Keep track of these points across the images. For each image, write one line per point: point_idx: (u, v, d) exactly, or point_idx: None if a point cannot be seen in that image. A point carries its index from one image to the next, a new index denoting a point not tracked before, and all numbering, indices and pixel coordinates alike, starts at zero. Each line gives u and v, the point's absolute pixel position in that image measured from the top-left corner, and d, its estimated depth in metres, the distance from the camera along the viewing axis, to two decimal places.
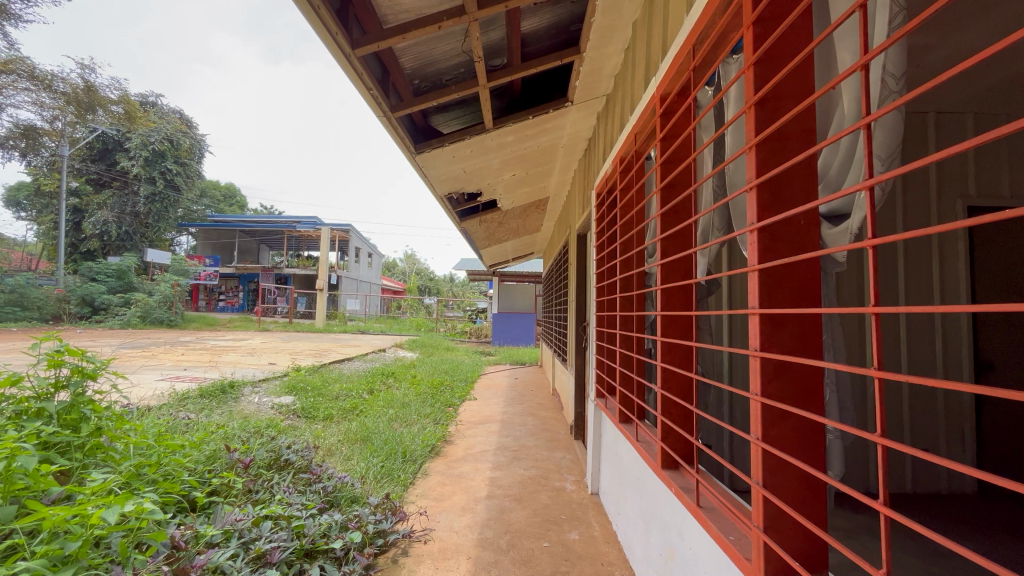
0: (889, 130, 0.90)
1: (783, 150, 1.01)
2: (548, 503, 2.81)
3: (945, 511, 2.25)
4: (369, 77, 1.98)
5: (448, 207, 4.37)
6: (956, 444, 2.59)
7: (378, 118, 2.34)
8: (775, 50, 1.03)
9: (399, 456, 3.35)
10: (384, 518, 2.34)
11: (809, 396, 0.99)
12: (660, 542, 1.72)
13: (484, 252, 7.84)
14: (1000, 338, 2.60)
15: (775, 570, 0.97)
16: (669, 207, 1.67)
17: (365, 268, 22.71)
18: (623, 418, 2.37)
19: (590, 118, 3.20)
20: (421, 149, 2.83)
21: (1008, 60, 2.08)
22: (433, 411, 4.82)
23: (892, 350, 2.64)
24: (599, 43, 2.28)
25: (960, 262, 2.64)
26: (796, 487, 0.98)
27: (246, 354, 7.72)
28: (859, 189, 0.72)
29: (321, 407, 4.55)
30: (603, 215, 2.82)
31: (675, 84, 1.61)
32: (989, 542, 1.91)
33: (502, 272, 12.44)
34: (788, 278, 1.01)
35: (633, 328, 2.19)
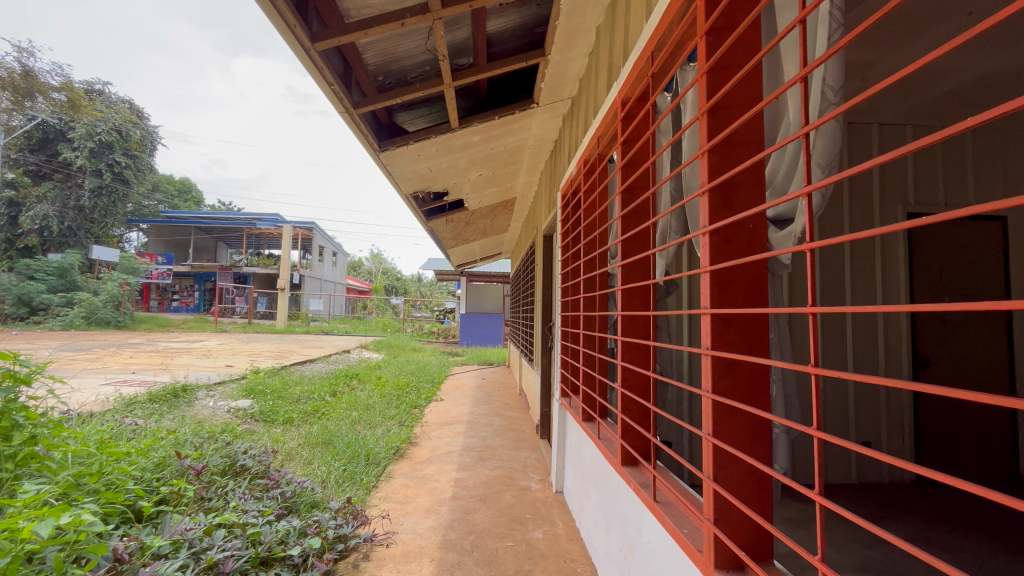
0: (828, 140, 0.95)
1: (733, 157, 1.06)
2: (512, 502, 2.82)
3: (886, 501, 2.39)
4: (330, 71, 1.93)
5: (414, 207, 4.32)
6: (896, 437, 2.76)
7: (340, 114, 2.29)
8: (726, 59, 1.07)
9: (362, 459, 3.29)
10: (345, 523, 2.30)
11: (756, 392, 1.03)
12: (620, 537, 1.75)
13: (452, 252, 7.82)
14: (934, 335, 2.79)
15: (725, 561, 1.01)
16: (629, 209, 1.71)
17: (329, 268, 22.22)
18: (586, 417, 2.41)
19: (556, 120, 3.23)
20: (385, 147, 2.79)
21: (942, 76, 2.24)
22: (398, 413, 4.76)
23: (838, 347, 2.79)
24: (563, 46, 2.31)
25: (900, 265, 2.81)
26: (743, 480, 1.02)
27: (201, 357, 7.39)
28: (800, 196, 0.76)
29: (281, 410, 4.42)
30: (568, 216, 2.85)
31: (635, 89, 1.65)
32: (923, 530, 2.05)
33: (470, 271, 12.40)
34: (738, 280, 1.05)
35: (596, 328, 2.24)
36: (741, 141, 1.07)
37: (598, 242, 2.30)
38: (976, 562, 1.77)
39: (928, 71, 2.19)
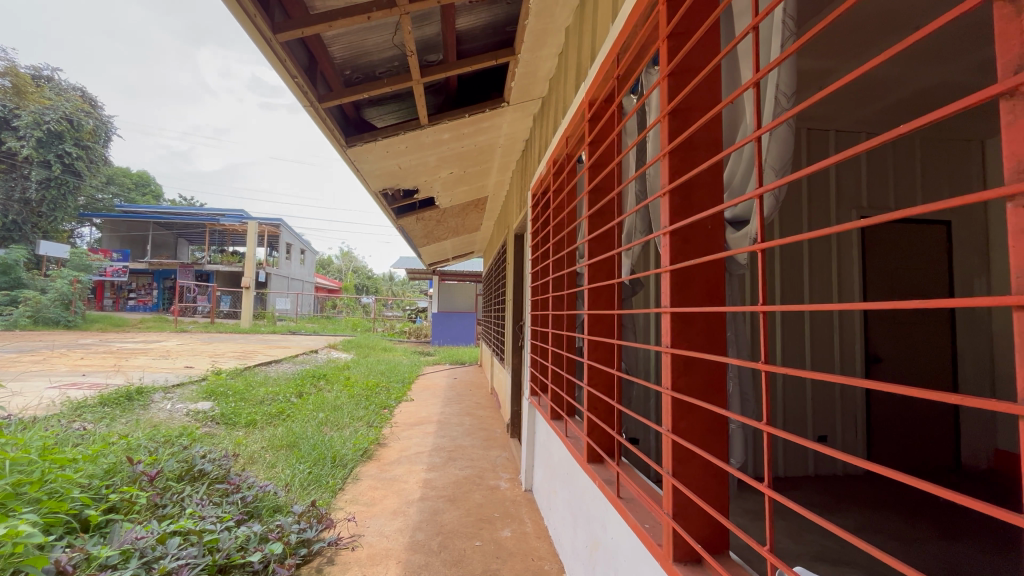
0: (781, 143, 0.97)
1: (693, 158, 1.08)
2: (481, 502, 2.81)
3: (839, 492, 2.50)
4: (293, 63, 1.87)
5: (383, 203, 4.25)
6: (849, 431, 2.88)
7: (305, 108, 2.23)
8: (686, 63, 1.09)
9: (328, 461, 3.22)
10: (308, 527, 2.24)
11: (715, 389, 1.05)
12: (586, 534, 1.77)
13: (423, 251, 7.75)
14: (886, 333, 2.91)
15: (683, 553, 1.03)
16: (595, 209, 1.73)
17: (297, 266, 21.65)
18: (554, 415, 2.43)
19: (526, 119, 3.24)
20: (352, 143, 2.73)
21: (894, 85, 2.36)
22: (367, 414, 4.68)
23: (796, 345, 2.89)
24: (533, 45, 2.31)
25: (854, 266, 2.93)
26: (702, 475, 1.04)
27: (159, 358, 7.10)
28: (752, 197, 0.78)
29: (243, 413, 4.27)
30: (537, 216, 2.86)
31: (602, 91, 1.67)
32: (873, 519, 2.15)
33: (443, 270, 12.30)
34: (697, 279, 1.07)
35: (564, 327, 2.26)
36: (699, 143, 1.10)
37: (566, 241, 2.32)
38: (919, 549, 1.88)
39: (881, 80, 2.30)
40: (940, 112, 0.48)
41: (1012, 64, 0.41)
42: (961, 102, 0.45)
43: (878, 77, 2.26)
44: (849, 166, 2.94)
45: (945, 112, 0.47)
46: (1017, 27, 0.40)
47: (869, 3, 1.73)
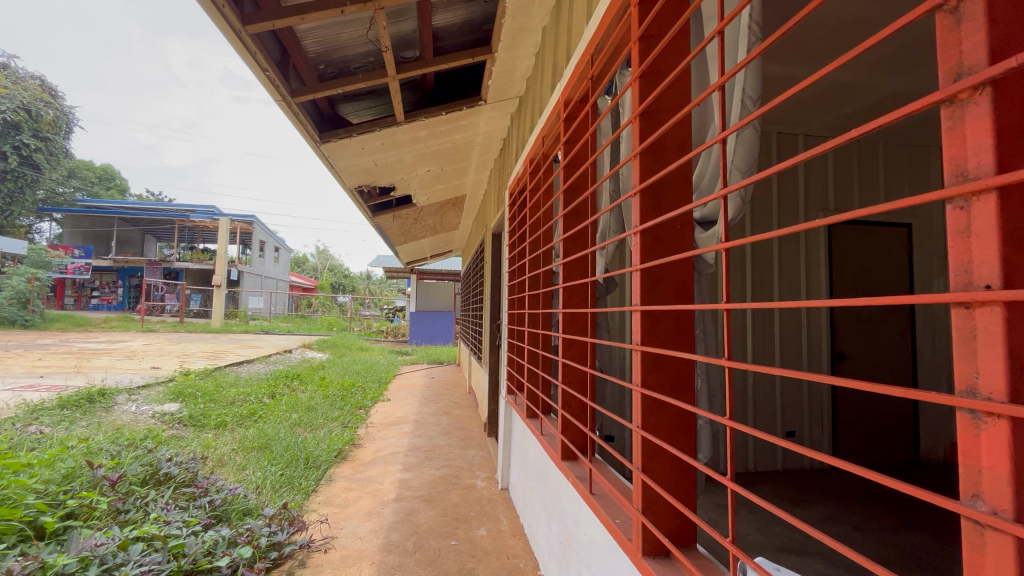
0: (747, 146, 0.99)
1: (663, 159, 1.10)
2: (457, 501, 2.80)
3: (806, 485, 2.58)
4: (263, 56, 1.83)
5: (359, 200, 4.19)
6: (816, 426, 2.97)
7: (277, 102, 2.18)
8: (657, 66, 1.11)
9: (301, 463, 3.16)
10: (279, 530, 2.20)
11: (683, 386, 1.08)
12: (560, 530, 1.78)
13: (401, 249, 7.68)
14: (851, 332, 3.02)
15: (651, 547, 1.05)
16: (570, 208, 1.74)
17: (271, 265, 21.17)
18: (530, 413, 2.44)
19: (504, 118, 3.24)
20: (326, 138, 2.68)
21: (859, 91, 2.44)
22: (342, 414, 4.61)
23: (765, 343, 2.97)
24: (510, 44, 2.31)
25: (822, 266, 3.03)
26: (670, 470, 1.06)
27: (123, 358, 6.85)
28: (716, 198, 0.80)
29: (213, 414, 4.16)
30: (514, 215, 2.87)
31: (576, 91, 1.68)
32: (836, 511, 2.23)
33: (421, 269, 12.20)
34: (667, 277, 1.09)
35: (540, 325, 2.28)
36: (669, 144, 1.12)
37: (542, 241, 2.33)
38: (878, 538, 1.96)
39: (847, 86, 2.38)
40: (882, 119, 0.49)
41: (952, 72, 0.43)
42: (904, 108, 0.46)
43: (843, 83, 2.35)
44: (817, 170, 3.03)
45: (888, 119, 0.48)
46: (957, 36, 0.42)
47: (833, 12, 1.79)
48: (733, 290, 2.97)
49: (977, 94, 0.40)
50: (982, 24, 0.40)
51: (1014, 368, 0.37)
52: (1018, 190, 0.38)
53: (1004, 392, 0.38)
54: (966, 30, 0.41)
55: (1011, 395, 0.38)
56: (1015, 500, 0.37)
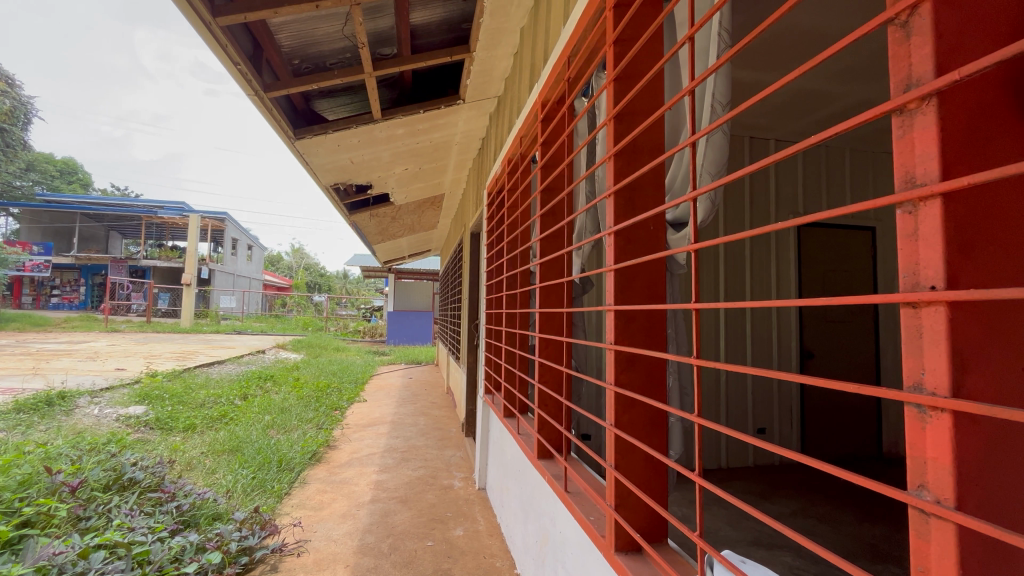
0: (717, 150, 1.01)
1: (637, 161, 1.12)
2: (433, 502, 2.78)
3: (775, 481, 2.65)
4: (235, 49, 1.79)
5: (335, 198, 4.12)
6: (786, 423, 3.06)
7: (249, 97, 2.14)
8: (631, 70, 1.13)
9: (273, 465, 3.10)
10: (250, 535, 2.16)
11: (655, 384, 1.10)
12: (536, 528, 1.79)
13: (378, 248, 7.60)
14: (819, 331, 3.12)
15: (624, 543, 1.07)
16: (547, 208, 1.75)
17: (244, 263, 20.64)
18: (507, 412, 2.44)
19: (482, 118, 3.24)
20: (301, 135, 2.64)
21: (827, 98, 2.53)
22: (317, 416, 4.53)
23: (737, 343, 3.05)
24: (488, 44, 2.31)
25: (792, 267, 3.11)
26: (642, 467, 1.08)
27: (85, 360, 6.58)
28: (687, 200, 0.81)
29: (181, 417, 4.03)
30: (492, 215, 2.87)
31: (553, 93, 1.69)
32: (804, 505, 2.30)
33: (399, 268, 12.08)
34: (640, 278, 1.11)
35: (517, 324, 2.28)
36: (643, 146, 1.14)
37: (519, 241, 2.33)
38: (842, 530, 2.03)
39: (815, 93, 2.46)
40: (839, 127, 0.51)
41: (902, 82, 0.45)
42: (858, 117, 0.48)
43: (812, 90, 2.43)
44: (787, 174, 3.12)
45: (844, 127, 0.50)
46: (906, 49, 0.44)
47: (800, 20, 1.86)
48: (707, 291, 3.03)
49: (924, 105, 0.42)
50: (928, 38, 0.42)
51: (955, 364, 0.40)
52: (961, 196, 0.41)
53: (946, 387, 0.40)
54: (915, 43, 0.43)
55: (953, 389, 0.40)
56: (957, 490, 0.39)
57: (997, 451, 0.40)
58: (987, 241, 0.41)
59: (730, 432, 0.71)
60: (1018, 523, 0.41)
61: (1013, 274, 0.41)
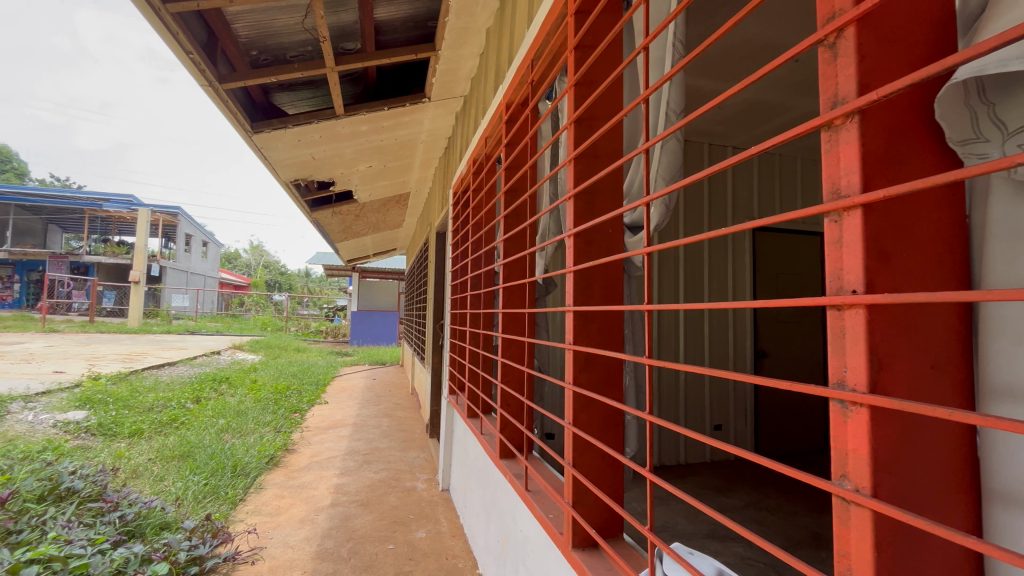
0: (671, 156, 1.04)
1: (596, 165, 1.15)
2: (396, 504, 2.75)
3: (730, 475, 2.76)
4: (187, 38, 1.71)
5: (296, 194, 4.01)
6: (740, 420, 3.19)
7: (203, 87, 2.05)
8: (591, 76, 1.16)
9: (227, 471, 2.98)
10: (200, 543, 2.07)
11: (611, 382, 1.13)
12: (498, 528, 1.80)
13: (341, 246, 7.44)
14: (771, 332, 3.27)
15: (581, 539, 1.09)
16: (511, 209, 1.76)
17: (198, 260, 19.74)
18: (471, 413, 2.44)
19: (448, 117, 3.22)
20: (259, 129, 2.55)
21: (779, 109, 2.65)
22: (275, 418, 4.39)
23: (696, 343, 3.15)
24: (454, 43, 2.31)
25: (747, 270, 3.24)
26: (598, 464, 1.11)
27: (17, 362, 6.13)
28: (642, 204, 0.84)
29: (126, 421, 3.83)
30: (458, 215, 2.86)
31: (517, 94, 1.70)
32: (756, 498, 2.41)
33: (363, 267, 11.86)
34: (598, 280, 1.14)
35: (481, 324, 2.29)
36: (602, 150, 1.17)
37: (484, 241, 2.33)
38: (790, 521, 2.14)
39: (768, 104, 2.58)
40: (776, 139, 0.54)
41: (830, 99, 0.48)
42: (792, 130, 0.51)
43: (766, 101, 2.54)
44: (743, 180, 3.25)
45: (779, 140, 0.53)
46: (834, 69, 0.47)
47: (752, 32, 1.94)
48: (667, 292, 3.12)
49: (848, 122, 0.45)
50: (853, 59, 0.45)
51: (873, 362, 0.43)
52: (879, 207, 0.44)
53: (865, 383, 0.43)
54: (841, 64, 0.46)
55: (871, 385, 0.43)
56: (873, 479, 0.42)
57: (908, 441, 0.43)
58: (904, 248, 0.44)
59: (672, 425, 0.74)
60: (928, 510, 0.44)
61: (924, 279, 0.45)
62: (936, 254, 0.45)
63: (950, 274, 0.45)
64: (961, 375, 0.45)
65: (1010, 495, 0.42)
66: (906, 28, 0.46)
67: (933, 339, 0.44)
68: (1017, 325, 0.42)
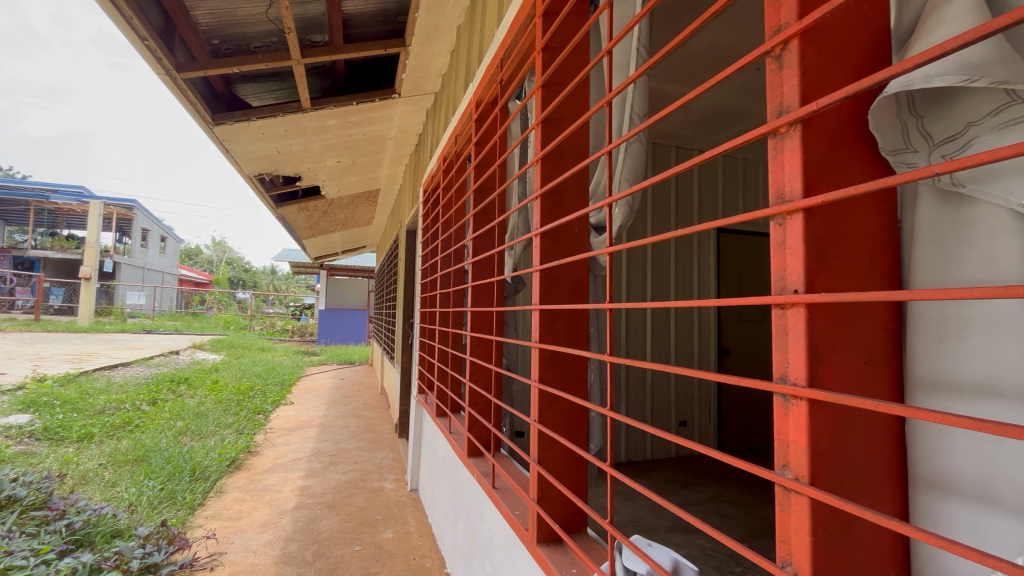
0: (635, 159, 1.07)
1: (563, 166, 1.17)
2: (363, 505, 2.71)
3: (694, 470, 2.84)
4: (142, 24, 1.64)
5: (260, 188, 3.89)
6: (704, 416, 3.29)
7: (159, 76, 1.97)
8: (559, 78, 1.18)
9: (185, 475, 2.88)
10: (155, 551, 1.99)
11: (576, 380, 1.15)
12: (465, 527, 1.80)
13: (309, 243, 7.26)
14: (733, 330, 3.39)
15: (545, 535, 1.11)
16: (480, 208, 1.76)
17: (156, 256, 18.89)
18: (439, 412, 2.43)
19: (419, 114, 3.19)
20: (221, 120, 2.46)
21: (742, 115, 2.74)
22: (237, 420, 4.25)
23: (662, 341, 3.22)
24: (424, 39, 2.29)
25: (712, 270, 3.34)
26: (563, 461, 1.13)
27: None
28: (604, 205, 0.86)
29: (75, 425, 3.64)
30: (428, 213, 2.84)
31: (486, 93, 1.71)
32: (718, 491, 2.49)
33: (332, 265, 11.59)
34: (564, 278, 1.16)
35: (450, 323, 2.28)
36: (568, 151, 1.19)
37: (454, 239, 2.32)
38: (750, 513, 2.22)
39: (732, 109, 2.67)
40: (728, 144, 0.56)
41: (776, 108, 0.50)
42: (742, 137, 0.53)
43: (730, 107, 2.63)
44: (709, 183, 3.34)
45: (730, 146, 0.55)
46: (779, 80, 0.49)
47: (715, 39, 2.01)
48: (635, 292, 3.18)
49: (792, 130, 0.48)
50: (796, 71, 0.47)
51: (811, 358, 0.45)
52: (818, 211, 0.47)
53: (805, 377, 0.45)
54: (786, 75, 0.49)
55: (810, 379, 0.45)
56: (811, 468, 0.45)
57: (842, 432, 0.46)
58: (842, 252, 0.47)
59: (630, 421, 0.76)
60: (861, 496, 0.47)
61: (859, 280, 0.48)
62: (870, 256, 0.48)
63: (882, 275, 0.49)
64: (892, 370, 0.48)
65: (931, 480, 0.46)
66: (846, 44, 0.48)
67: (867, 337, 0.47)
68: (941, 324, 0.45)
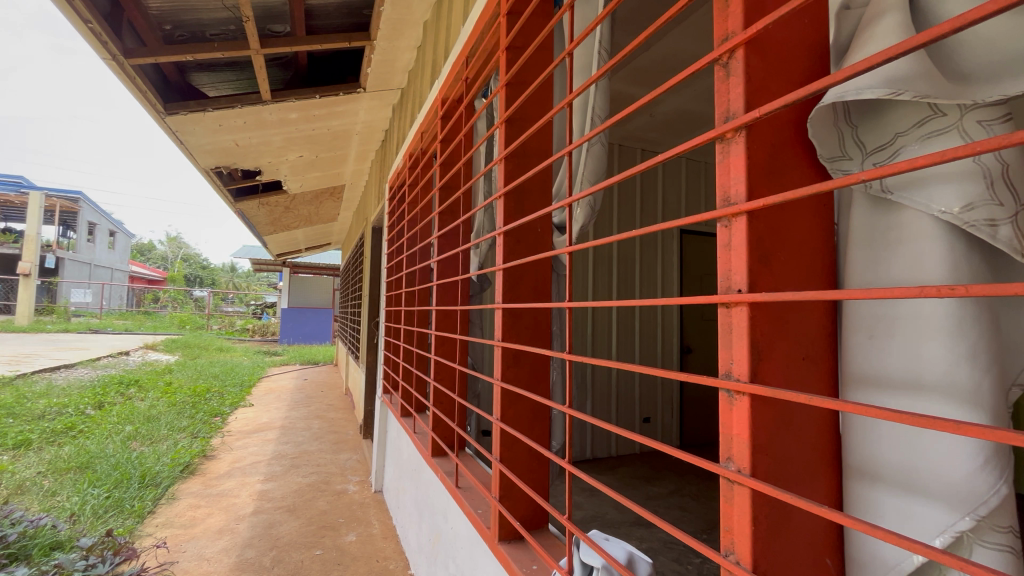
0: (596, 160, 1.08)
1: (527, 165, 1.17)
2: (325, 508, 2.65)
3: (656, 465, 2.92)
4: (86, 6, 1.55)
5: (217, 181, 3.74)
6: (667, 413, 3.37)
7: (105, 61, 1.86)
8: (523, 77, 1.18)
9: (133, 481, 2.74)
10: (100, 561, 1.86)
11: (538, 378, 1.16)
12: (429, 527, 1.79)
13: (271, 239, 7.03)
14: (695, 328, 3.50)
15: (506, 533, 1.12)
16: (444, 206, 1.75)
17: (104, 252, 17.87)
18: (404, 412, 2.40)
19: (385, 109, 3.14)
20: (173, 110, 2.36)
21: (703, 119, 2.83)
22: (192, 423, 4.08)
23: (627, 340, 3.29)
24: (389, 34, 2.25)
25: (675, 270, 3.43)
26: (525, 459, 1.14)
27: None
28: (564, 205, 0.87)
29: (11, 432, 3.40)
30: (394, 210, 2.80)
31: (452, 91, 1.70)
32: (679, 485, 2.57)
33: (296, 262, 11.27)
34: (526, 277, 1.16)
35: (415, 322, 2.25)
36: (531, 150, 1.20)
37: (419, 237, 2.29)
38: (709, 505, 2.30)
39: (694, 114, 2.75)
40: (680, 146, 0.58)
41: (723, 114, 0.52)
42: (692, 141, 0.55)
43: (692, 111, 2.71)
44: (672, 184, 3.43)
45: (681, 149, 0.57)
46: (726, 87, 0.51)
47: (676, 45, 2.07)
48: (601, 291, 3.23)
49: (737, 135, 0.49)
50: (741, 79, 0.49)
51: (753, 354, 0.47)
52: (760, 213, 0.49)
53: (747, 373, 0.47)
54: (732, 82, 0.51)
55: (751, 375, 0.47)
56: (752, 459, 0.47)
57: (781, 424, 0.48)
58: (782, 253, 0.49)
59: (585, 417, 0.77)
60: (799, 487, 0.49)
61: (798, 280, 0.50)
62: (809, 258, 0.51)
63: (819, 276, 0.51)
64: (827, 366, 0.51)
65: (862, 469, 0.48)
66: (787, 54, 0.51)
67: (805, 335, 0.50)
68: (871, 322, 0.48)
